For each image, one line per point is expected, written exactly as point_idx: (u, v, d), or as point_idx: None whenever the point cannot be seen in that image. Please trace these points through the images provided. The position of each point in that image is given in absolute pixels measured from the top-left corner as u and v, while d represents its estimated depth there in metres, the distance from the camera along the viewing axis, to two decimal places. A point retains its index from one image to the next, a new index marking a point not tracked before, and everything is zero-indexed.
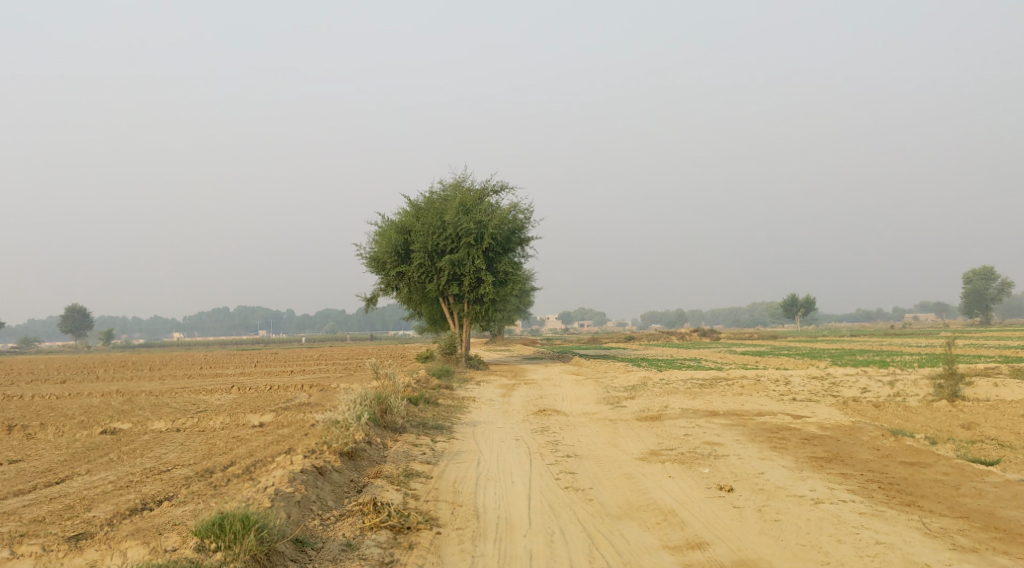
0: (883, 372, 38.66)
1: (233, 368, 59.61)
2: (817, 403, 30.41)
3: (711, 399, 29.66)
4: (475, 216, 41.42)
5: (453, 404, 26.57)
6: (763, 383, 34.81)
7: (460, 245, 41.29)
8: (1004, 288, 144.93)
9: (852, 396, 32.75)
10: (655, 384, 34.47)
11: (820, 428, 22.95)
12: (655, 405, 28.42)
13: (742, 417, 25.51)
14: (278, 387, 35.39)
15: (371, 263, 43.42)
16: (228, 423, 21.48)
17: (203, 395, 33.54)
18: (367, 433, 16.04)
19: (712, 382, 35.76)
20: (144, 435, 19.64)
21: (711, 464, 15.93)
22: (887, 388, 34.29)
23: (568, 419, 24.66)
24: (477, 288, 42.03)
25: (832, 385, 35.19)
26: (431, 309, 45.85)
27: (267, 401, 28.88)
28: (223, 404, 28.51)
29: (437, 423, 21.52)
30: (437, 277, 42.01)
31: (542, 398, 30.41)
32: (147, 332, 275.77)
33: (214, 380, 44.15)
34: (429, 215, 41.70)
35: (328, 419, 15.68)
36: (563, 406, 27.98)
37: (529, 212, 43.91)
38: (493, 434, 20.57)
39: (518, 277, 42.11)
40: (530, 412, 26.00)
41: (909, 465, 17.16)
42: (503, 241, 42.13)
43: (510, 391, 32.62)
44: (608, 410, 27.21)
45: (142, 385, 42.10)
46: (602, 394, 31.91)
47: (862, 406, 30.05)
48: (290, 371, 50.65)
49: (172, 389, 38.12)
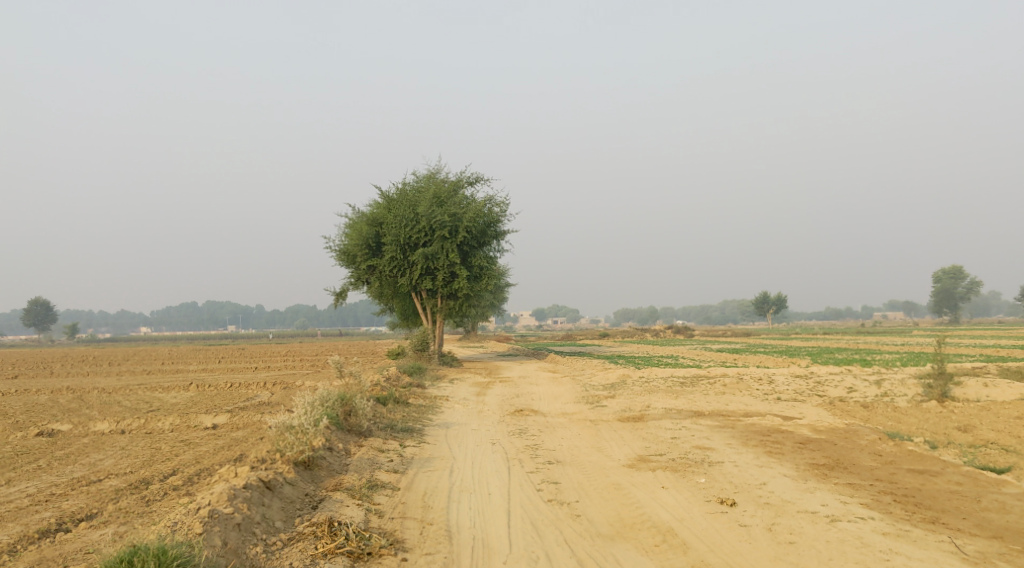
0: (869, 371, 37.47)
1: (196, 364, 57.52)
2: (804, 403, 29.17)
3: (694, 399, 28.28)
4: (449, 208, 39.90)
5: (424, 404, 25.01)
6: (746, 383, 33.52)
7: (433, 238, 39.70)
8: (974, 287, 145.16)
9: (838, 396, 31.50)
10: (635, 383, 33.08)
11: (814, 430, 21.61)
12: (637, 404, 27.00)
13: (729, 418, 24.15)
14: (239, 385, 33.70)
15: (341, 256, 41.60)
16: (178, 425, 19.79)
17: (159, 393, 31.75)
18: (326, 439, 14.48)
19: (693, 381, 34.41)
20: (83, 439, 17.94)
21: (706, 473, 14.54)
22: (874, 387, 33.06)
23: (546, 420, 23.19)
24: (451, 283, 40.46)
25: (817, 385, 33.93)
26: (402, 305, 44.17)
27: (225, 401, 27.17)
28: (178, 404, 26.76)
29: (406, 425, 19.98)
30: (410, 271, 40.34)
31: (518, 397, 28.89)
32: (114, 327, 271.21)
33: (174, 377, 42.21)
34: (401, 207, 40.09)
35: (283, 423, 14.07)
36: (541, 405, 26.50)
37: (505, 205, 42.51)
38: (467, 437, 19.04)
39: (493, 272, 40.66)
40: (506, 412, 24.51)
41: (918, 474, 15.83)
42: (478, 234, 40.67)
43: (484, 389, 31.10)
44: (588, 410, 25.78)
45: (97, 381, 40.14)
46: (581, 393, 30.47)
47: (851, 407, 28.81)
48: (254, 368, 48.84)
49: (127, 386, 36.26)
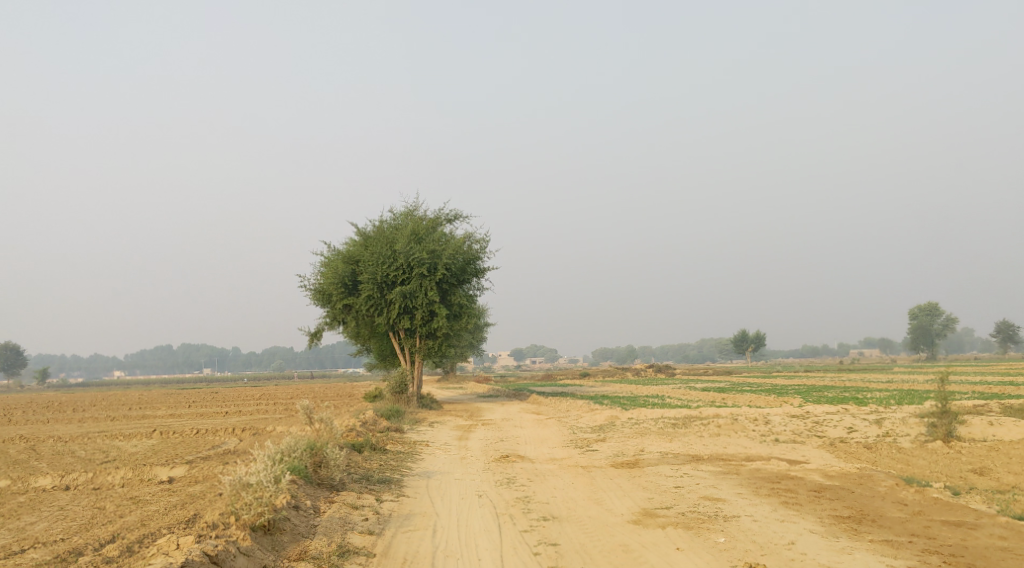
0: (867, 410, 35.88)
1: (164, 409, 55.23)
2: (805, 446, 27.52)
3: (691, 442, 26.60)
4: (427, 245, 38.42)
5: (403, 451, 23.21)
6: (742, 424, 31.85)
7: (411, 275, 38.09)
8: (949, 324, 144.80)
9: (838, 437, 29.88)
10: (625, 425, 31.39)
11: (826, 476, 19.97)
12: (630, 449, 25.30)
13: (730, 463, 22.47)
14: (205, 431, 31.77)
15: (315, 295, 39.79)
16: (130, 479, 17.93)
17: (118, 441, 29.76)
18: (290, 497, 12.83)
19: (686, 422, 32.70)
20: (21, 497, 16.13)
21: (722, 529, 12.95)
22: (875, 427, 31.44)
23: (535, 467, 21.43)
24: (430, 322, 38.74)
25: (815, 425, 32.31)
26: (379, 345, 42.35)
27: (188, 450, 25.25)
28: (136, 455, 24.77)
29: (384, 475, 18.22)
30: (387, 310, 38.55)
31: (502, 441, 27.13)
32: (85, 372, 266.22)
33: (138, 424, 40.00)
34: (378, 244, 38.48)
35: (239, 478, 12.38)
36: (528, 451, 24.76)
37: (485, 242, 41.08)
38: (450, 489, 17.25)
39: (473, 310, 39.04)
40: (491, 459, 22.75)
41: (955, 527, 14.22)
42: (457, 272, 39.14)
43: (466, 432, 29.30)
44: (578, 456, 24.06)
45: (55, 429, 37.93)
46: (569, 436, 28.74)
47: (855, 450, 27.18)
48: (223, 412, 46.73)
49: (86, 434, 34.20)
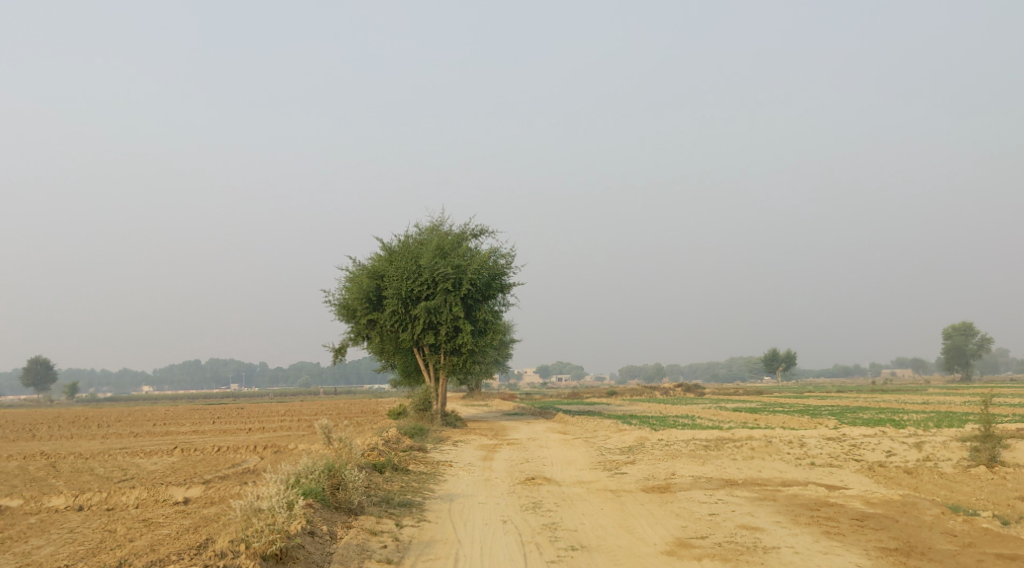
0: (905, 432, 34.76)
1: (189, 425, 55.00)
2: (842, 471, 26.54)
3: (724, 466, 25.72)
4: (452, 260, 37.89)
5: (426, 471, 22.55)
6: (776, 446, 30.91)
7: (436, 291, 37.56)
8: (984, 344, 141.97)
9: (876, 461, 28.83)
10: (655, 447, 30.57)
11: (867, 503, 19.04)
12: (660, 472, 24.47)
13: (766, 488, 21.60)
14: (226, 449, 31.31)
15: (340, 310, 39.36)
16: (145, 500, 17.43)
17: (139, 458, 29.37)
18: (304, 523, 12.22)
19: (718, 443, 31.80)
20: (31, 518, 15.67)
21: None
22: (914, 451, 30.35)
23: (562, 490, 20.69)
24: (455, 338, 38.16)
25: (852, 448, 31.24)
26: (404, 362, 41.82)
27: (207, 469, 24.75)
28: (154, 473, 24.32)
29: (405, 498, 17.58)
30: (412, 326, 38.03)
31: (528, 462, 26.39)
32: (115, 387, 268.19)
33: (160, 440, 39.68)
34: (403, 259, 38.01)
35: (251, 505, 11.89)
36: (554, 473, 24.05)
37: (511, 258, 40.51)
38: (474, 513, 16.57)
39: (499, 327, 38.41)
40: (517, 481, 22.02)
41: (1011, 561, 13.33)
42: (483, 287, 38.54)
43: (491, 452, 28.59)
44: (607, 478, 23.31)
45: (78, 445, 37.68)
46: (597, 457, 27.99)
47: (895, 475, 26.16)
48: (247, 429, 46.33)
49: (108, 450, 33.89)
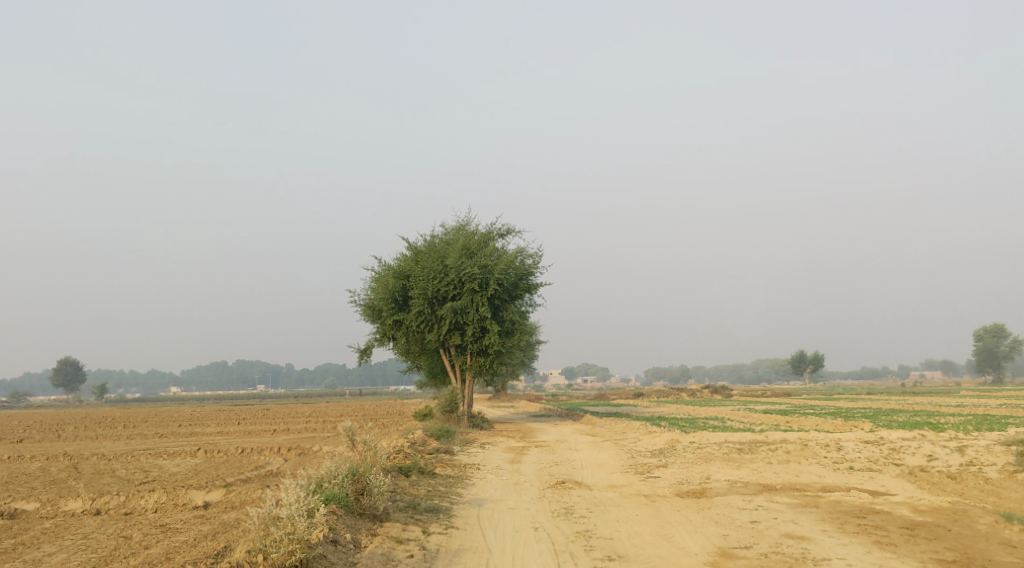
0: (945, 436, 33.64)
1: (214, 426, 54.73)
2: (884, 476, 25.58)
3: (760, 470, 24.86)
4: (479, 259, 37.25)
5: (452, 474, 21.88)
6: (812, 449, 29.96)
7: (463, 291, 36.95)
8: (1016, 345, 139.30)
9: (918, 465, 27.83)
10: (687, 450, 29.74)
11: (916, 511, 18.15)
12: (694, 476, 23.65)
13: (806, 494, 20.73)
14: (249, 451, 30.83)
15: (365, 310, 38.83)
16: (163, 504, 16.88)
17: (161, 460, 28.95)
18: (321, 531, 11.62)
19: (751, 446, 30.90)
20: (46, 522, 15.17)
21: None
22: (957, 455, 29.29)
23: (593, 495, 19.95)
24: (481, 339, 37.51)
25: (891, 452, 30.24)
26: (430, 363, 41.22)
27: (229, 471, 24.24)
28: (175, 476, 23.81)
29: (432, 502, 16.93)
30: (438, 326, 37.43)
31: (557, 465, 25.68)
32: (144, 388, 270.31)
33: (184, 441, 39.33)
34: (429, 259, 37.42)
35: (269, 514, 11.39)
36: (584, 476, 23.36)
37: (538, 257, 39.82)
38: (504, 520, 15.90)
39: (526, 328, 37.72)
40: (547, 485, 21.30)
41: None
42: (510, 288, 37.86)
43: (519, 455, 27.91)
44: (639, 482, 22.55)
45: (101, 446, 37.39)
46: (628, 460, 27.24)
47: (938, 480, 25.17)
48: (272, 430, 45.93)
49: (131, 451, 33.54)
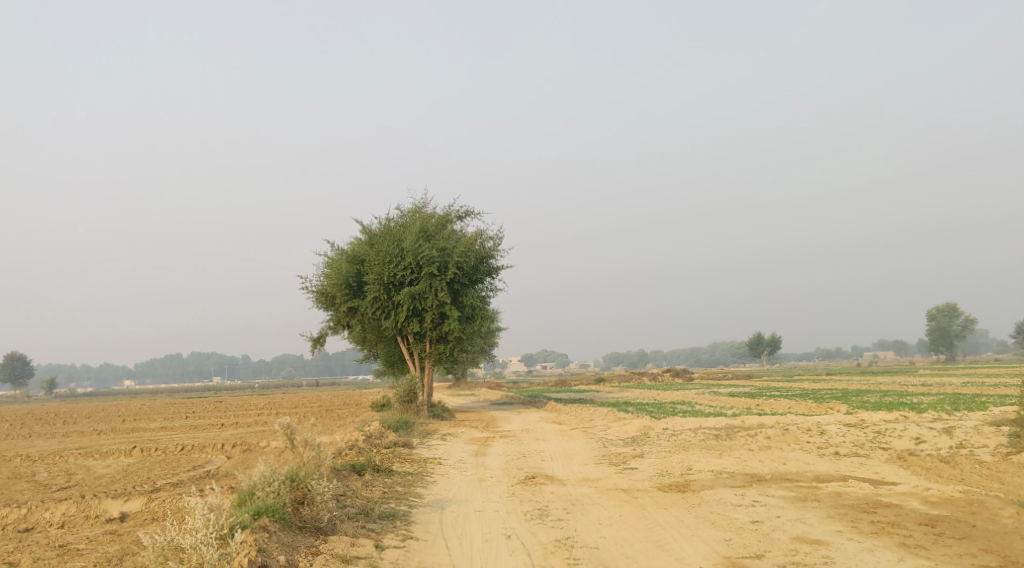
0: (929, 417, 32.06)
1: (159, 420, 51.59)
2: (874, 462, 23.84)
3: (744, 459, 22.94)
4: (437, 242, 34.96)
5: (411, 472, 19.70)
6: (794, 435, 28.15)
7: (421, 275, 34.66)
8: (968, 325, 140.12)
9: (906, 449, 26.13)
10: (662, 438, 27.79)
11: (927, 503, 16.29)
12: (675, 467, 21.67)
13: (801, 485, 18.80)
14: (188, 448, 28.34)
15: (317, 297, 36.32)
16: (74, 517, 14.58)
17: (91, 461, 26.38)
18: None
19: (730, 432, 29.00)
20: None
21: None
22: (945, 437, 27.59)
23: (568, 492, 17.86)
24: (441, 325, 35.29)
25: (876, 435, 28.51)
26: (387, 350, 38.92)
27: (162, 473, 21.76)
28: (99, 479, 21.24)
29: (386, 507, 14.77)
30: (395, 313, 35.11)
31: (524, 457, 23.60)
32: (95, 381, 263.66)
33: (123, 439, 36.50)
34: (384, 242, 35.06)
35: (173, 544, 10.38)
36: (556, 470, 21.33)
37: (499, 239, 37.64)
38: (470, 526, 13.76)
39: (487, 313, 35.57)
40: (516, 481, 19.20)
41: None
42: (469, 271, 35.63)
43: (484, 447, 25.71)
44: (616, 476, 20.58)
45: (29, 445, 34.47)
46: (601, 451, 25.21)
47: (932, 466, 23.46)
48: (220, 424, 43.20)
49: (61, 451, 30.83)
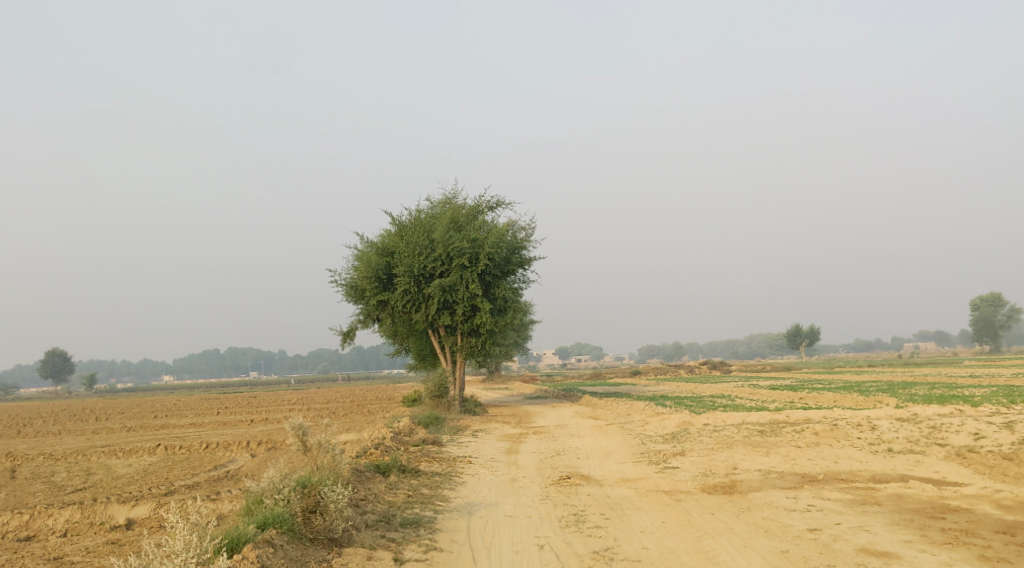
0: (987, 411, 30.30)
1: (192, 416, 51.04)
2: (933, 460, 22.26)
3: (793, 457, 21.56)
4: (468, 233, 33.84)
5: (440, 471, 18.63)
6: (844, 431, 26.61)
7: (451, 267, 33.61)
8: (1014, 313, 136.39)
9: (964, 445, 24.52)
10: (704, 434, 26.43)
11: (1000, 507, 14.87)
12: (719, 466, 20.39)
13: (857, 487, 17.40)
14: (212, 445, 27.51)
15: (347, 290, 35.41)
16: (79, 524, 13.75)
17: (113, 460, 25.66)
18: None
19: (775, 428, 27.55)
20: None
21: None
22: (1006, 432, 25.91)
23: (605, 494, 16.66)
24: (472, 318, 34.21)
25: (931, 431, 26.91)
26: (418, 344, 37.95)
27: (181, 473, 20.88)
28: (116, 480, 20.41)
29: (410, 513, 13.69)
30: (425, 306, 34.11)
31: (559, 455, 22.40)
32: (136, 376, 266.47)
33: (151, 435, 35.88)
34: (413, 233, 34.04)
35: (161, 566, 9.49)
36: (592, 469, 20.15)
37: (531, 230, 36.46)
38: (501, 534, 12.62)
39: (520, 305, 34.41)
40: (551, 482, 18.02)
41: None
42: (501, 262, 34.50)
43: (517, 444, 24.57)
44: (655, 475, 19.35)
45: (56, 443, 33.91)
46: (641, 448, 23.96)
47: (996, 463, 21.84)
48: (250, 420, 42.47)
49: (85, 449, 30.16)
